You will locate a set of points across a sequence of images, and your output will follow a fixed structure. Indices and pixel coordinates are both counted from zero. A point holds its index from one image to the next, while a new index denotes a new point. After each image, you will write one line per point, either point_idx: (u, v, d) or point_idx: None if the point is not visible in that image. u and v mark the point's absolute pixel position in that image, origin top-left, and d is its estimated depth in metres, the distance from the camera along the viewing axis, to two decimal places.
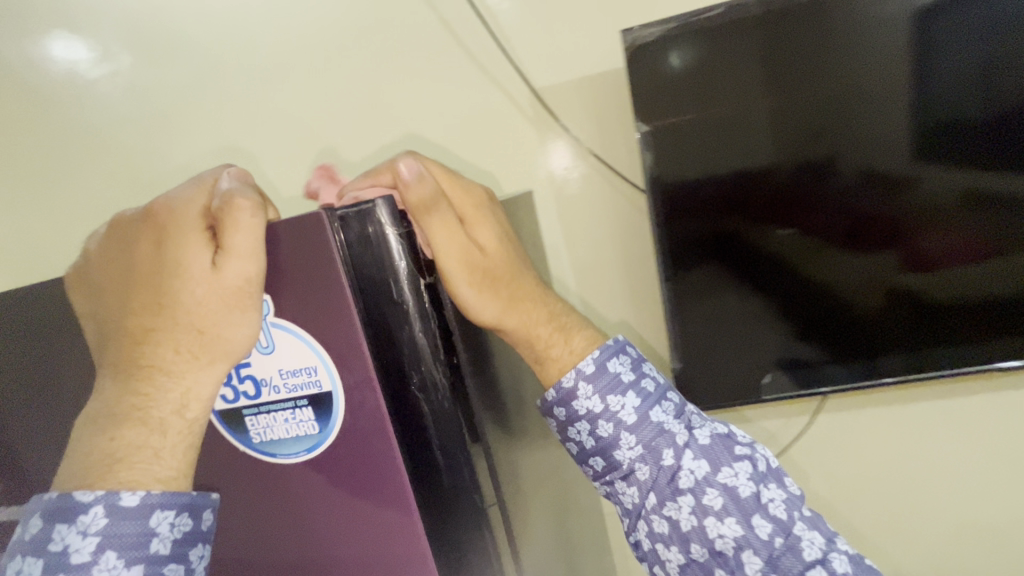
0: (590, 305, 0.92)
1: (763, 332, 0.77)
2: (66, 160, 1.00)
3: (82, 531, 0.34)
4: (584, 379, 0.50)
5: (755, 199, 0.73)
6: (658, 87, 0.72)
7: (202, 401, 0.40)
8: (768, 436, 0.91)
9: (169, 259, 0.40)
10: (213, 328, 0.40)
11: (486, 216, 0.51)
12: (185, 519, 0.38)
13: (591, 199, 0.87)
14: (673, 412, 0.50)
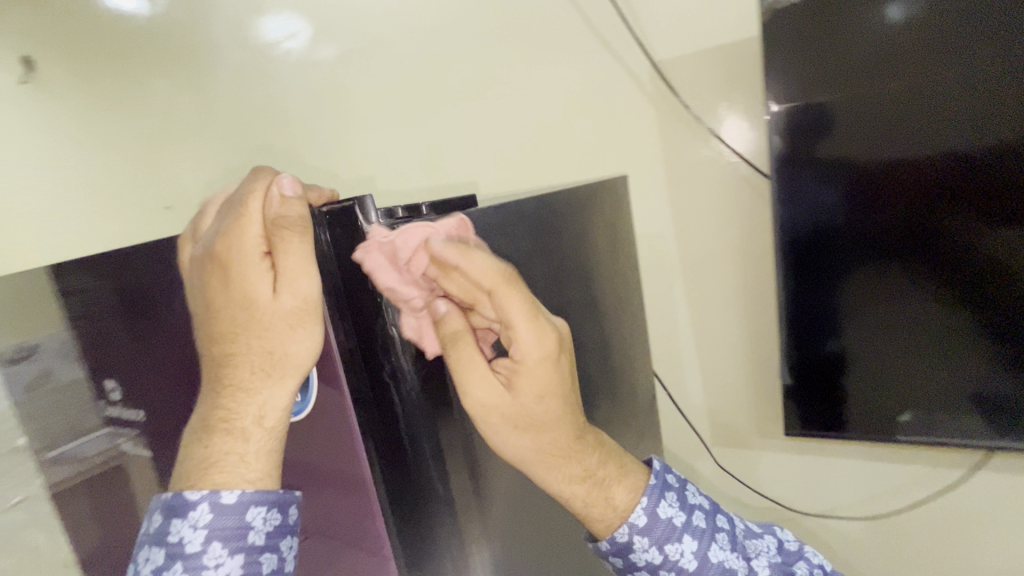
0: (694, 299, 0.86)
1: (902, 362, 0.68)
2: (255, 126, 1.22)
3: (191, 526, 0.36)
4: (640, 531, 0.45)
5: (904, 208, 0.63)
6: (815, 58, 0.63)
7: (278, 411, 0.40)
8: (901, 475, 0.81)
9: (236, 292, 0.39)
10: (280, 348, 0.39)
11: (543, 370, 0.43)
12: (276, 513, 0.39)
13: (706, 185, 0.81)
14: (727, 544, 0.47)
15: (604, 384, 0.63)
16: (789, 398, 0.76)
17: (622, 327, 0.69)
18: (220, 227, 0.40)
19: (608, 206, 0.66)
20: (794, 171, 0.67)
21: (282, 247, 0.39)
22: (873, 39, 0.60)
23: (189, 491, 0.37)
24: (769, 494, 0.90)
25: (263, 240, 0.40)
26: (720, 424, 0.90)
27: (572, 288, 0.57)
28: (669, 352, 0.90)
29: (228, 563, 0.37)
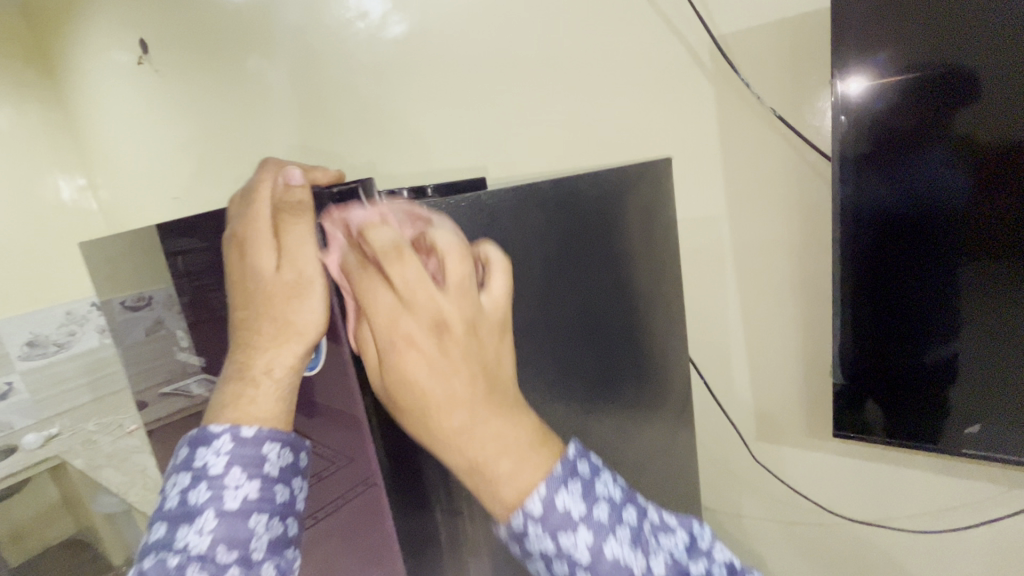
0: (745, 287, 0.83)
1: (971, 372, 0.63)
2: (328, 102, 1.29)
3: (215, 451, 0.39)
4: (533, 519, 0.35)
5: (990, 207, 0.58)
6: (905, 29, 0.58)
7: (287, 367, 0.41)
8: (973, 492, 0.74)
9: (248, 266, 0.42)
10: (282, 314, 0.40)
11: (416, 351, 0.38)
12: (288, 451, 0.41)
13: (766, 168, 0.76)
14: (630, 541, 0.36)
15: (632, 368, 0.63)
16: (842, 396, 0.73)
17: (658, 312, 0.68)
18: (241, 210, 0.43)
19: (649, 189, 0.65)
20: (866, 158, 0.63)
21: (286, 226, 0.42)
22: (972, 16, 0.55)
23: (216, 425, 0.40)
24: (815, 497, 0.86)
25: (271, 222, 0.42)
26: (766, 418, 0.87)
27: (602, 270, 0.57)
28: (715, 340, 0.88)
29: (247, 488, 0.39)
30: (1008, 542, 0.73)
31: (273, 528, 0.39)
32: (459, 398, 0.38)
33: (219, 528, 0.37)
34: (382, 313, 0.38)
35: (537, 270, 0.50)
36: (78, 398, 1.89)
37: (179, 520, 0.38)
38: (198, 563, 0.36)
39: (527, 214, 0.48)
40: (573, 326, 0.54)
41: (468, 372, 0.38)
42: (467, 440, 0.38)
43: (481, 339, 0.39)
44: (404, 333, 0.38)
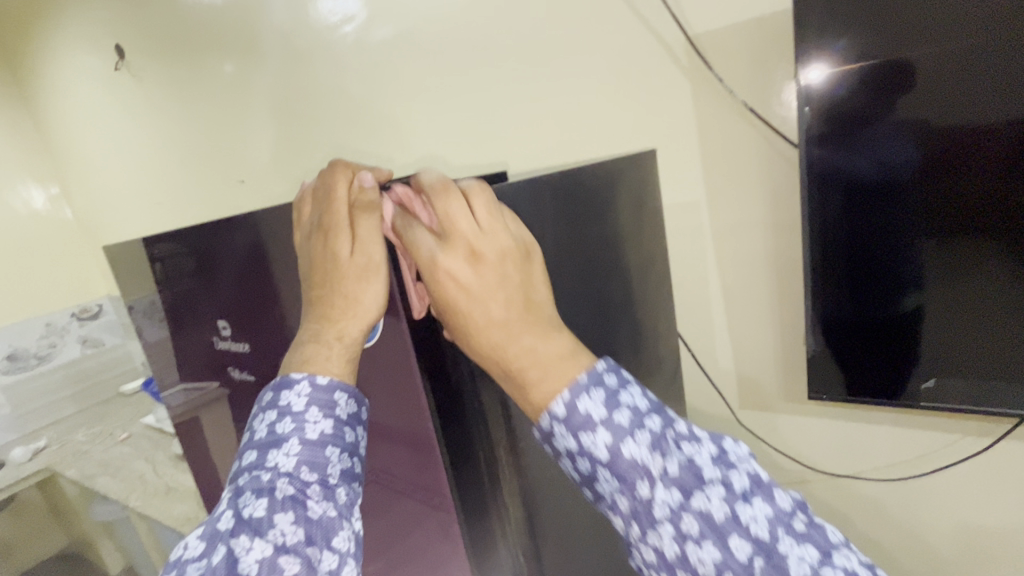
0: (725, 267, 0.90)
1: (924, 325, 0.71)
2: (314, 104, 1.32)
3: (297, 392, 0.46)
4: (559, 421, 0.42)
5: (932, 177, 0.67)
6: (855, 23, 0.65)
7: (352, 335, 0.48)
8: (932, 443, 0.83)
9: (325, 250, 0.50)
10: (352, 290, 0.48)
11: (450, 279, 0.46)
12: (354, 401, 0.48)
13: (741, 157, 0.83)
14: (649, 444, 0.40)
15: (629, 340, 0.69)
16: (820, 359, 0.80)
17: (650, 290, 0.75)
18: (321, 209, 0.51)
19: (637, 177, 0.71)
20: (829, 139, 0.71)
21: (362, 220, 0.50)
22: (926, 10, 0.62)
23: (295, 373, 0.47)
24: (798, 455, 0.94)
25: (346, 214, 0.50)
26: (749, 386, 0.94)
27: (600, 251, 0.63)
28: (700, 318, 0.95)
29: (324, 423, 0.46)
30: (962, 483, 0.82)
31: (344, 461, 0.46)
32: (496, 317, 0.46)
33: (303, 452, 0.44)
34: (426, 251, 0.47)
35: (548, 252, 0.55)
36: (63, 409, 1.88)
37: (268, 446, 0.44)
38: (286, 478, 0.42)
39: (540, 201, 0.55)
40: (578, 302, 0.59)
41: (502, 296, 0.46)
42: (504, 354, 0.45)
43: (507, 269, 0.47)
44: (442, 265, 0.46)
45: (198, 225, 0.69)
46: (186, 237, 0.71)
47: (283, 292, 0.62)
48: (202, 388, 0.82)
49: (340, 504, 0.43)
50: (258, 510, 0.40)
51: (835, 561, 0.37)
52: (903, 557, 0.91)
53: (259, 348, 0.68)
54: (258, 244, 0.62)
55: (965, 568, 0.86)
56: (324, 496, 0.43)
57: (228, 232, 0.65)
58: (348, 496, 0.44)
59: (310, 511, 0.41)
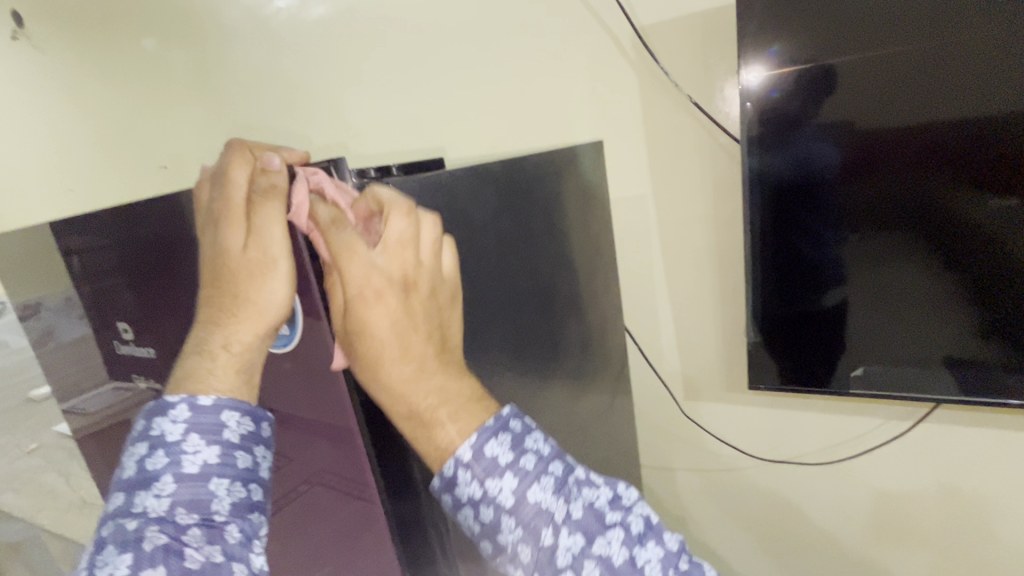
0: (670, 261, 0.91)
1: (849, 320, 0.75)
2: (245, 85, 1.22)
3: (172, 419, 0.40)
4: (464, 466, 0.41)
5: (858, 180, 0.69)
6: (790, 24, 0.66)
7: (243, 343, 0.43)
8: (859, 429, 0.87)
9: (216, 243, 0.44)
10: (244, 291, 0.43)
11: (377, 309, 0.43)
12: (249, 420, 0.43)
13: (685, 152, 0.84)
14: (554, 489, 0.42)
15: (576, 336, 0.68)
16: (756, 352, 0.82)
17: (596, 285, 0.74)
18: (214, 195, 0.45)
19: (583, 172, 0.70)
20: (765, 138, 0.72)
21: (260, 214, 0.44)
22: (852, 16, 0.64)
23: (172, 395, 0.41)
24: (736, 442, 0.97)
25: (243, 201, 0.44)
26: (692, 378, 0.96)
27: (546, 245, 0.61)
28: (645, 312, 0.96)
29: (207, 452, 0.40)
30: (884, 464, 0.88)
31: (235, 492, 0.41)
32: (413, 352, 0.44)
33: (180, 491, 0.39)
34: (360, 268, 0.43)
35: (490, 245, 0.53)
36: None
37: (137, 486, 0.39)
38: (158, 524, 0.37)
39: (480, 191, 0.52)
40: (524, 298, 0.57)
41: (424, 331, 0.45)
42: (413, 390, 0.43)
43: (435, 307, 0.46)
44: (375, 288, 0.43)
45: (107, 213, 0.63)
46: (95, 226, 0.65)
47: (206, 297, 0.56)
48: (123, 394, 0.76)
49: (230, 545, 0.39)
50: (119, 570, 0.35)
51: None
52: (830, 538, 0.96)
53: (172, 352, 0.64)
54: (172, 236, 0.57)
55: (885, 545, 0.92)
56: (206, 540, 0.38)
57: (142, 223, 0.60)
58: (241, 532, 0.40)
59: (187, 561, 0.37)
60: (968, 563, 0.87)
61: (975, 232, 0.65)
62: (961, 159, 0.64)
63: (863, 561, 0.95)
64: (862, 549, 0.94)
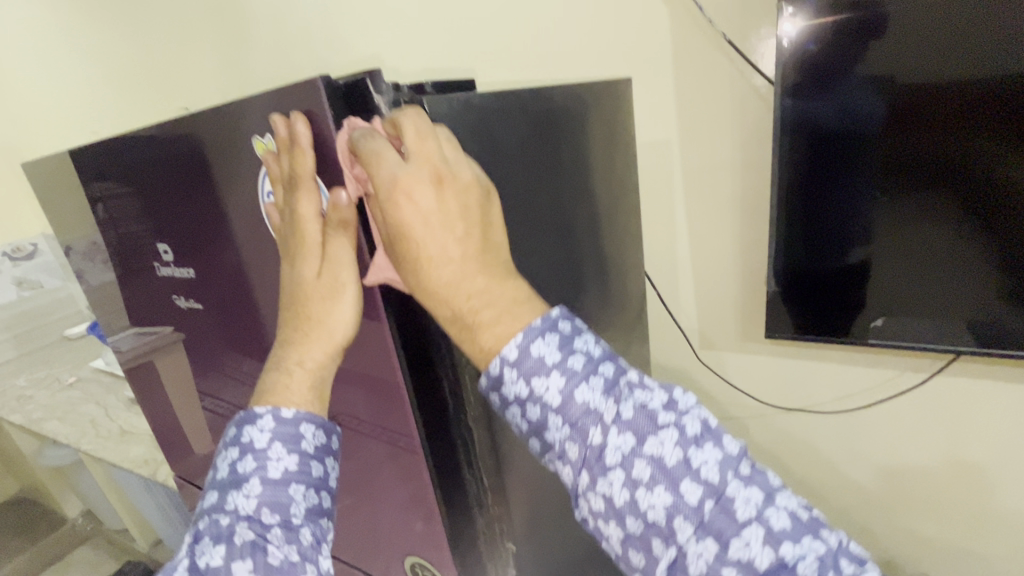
0: (696, 211, 0.90)
1: (872, 276, 0.74)
2: (256, 20, 1.20)
3: (260, 428, 0.45)
4: (509, 364, 0.41)
5: (893, 134, 0.67)
6: None
7: (316, 361, 0.47)
8: (877, 380, 0.88)
9: (292, 275, 0.47)
10: (314, 314, 0.47)
11: (405, 207, 0.42)
12: (322, 432, 0.47)
13: (716, 95, 0.81)
14: (602, 390, 0.40)
15: (597, 276, 0.68)
16: (774, 303, 0.82)
17: (619, 231, 0.74)
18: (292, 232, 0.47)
19: (609, 113, 0.68)
20: (799, 88, 0.69)
21: (328, 235, 0.46)
22: None
23: (258, 406, 0.46)
24: (750, 391, 0.99)
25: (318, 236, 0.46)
26: (711, 329, 0.97)
27: (571, 181, 0.61)
28: (668, 263, 0.96)
29: (287, 460, 0.44)
30: (897, 415, 0.89)
31: (309, 498, 0.45)
32: (451, 255, 0.42)
33: (265, 493, 0.43)
34: (388, 174, 0.41)
35: (518, 175, 0.52)
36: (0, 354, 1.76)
37: (229, 486, 0.44)
38: (246, 521, 0.42)
39: (510, 116, 0.51)
40: (548, 232, 0.57)
41: (460, 230, 0.43)
42: (455, 293, 0.43)
43: (471, 204, 0.44)
44: (403, 188, 0.41)
45: (129, 135, 0.62)
46: (119, 151, 0.64)
47: (239, 241, 0.55)
48: (152, 334, 0.78)
49: (304, 546, 0.43)
50: (215, 560, 0.40)
51: (779, 502, 0.38)
52: (836, 483, 1.00)
53: (208, 273, 0.61)
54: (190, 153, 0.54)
55: (889, 490, 0.95)
56: (285, 539, 0.42)
57: (165, 140, 0.57)
58: (313, 535, 0.44)
59: (270, 557, 0.41)
60: (971, 507, 0.90)
61: (1014, 187, 0.63)
62: (1005, 113, 0.61)
63: (865, 504, 0.98)
64: (867, 493, 0.97)
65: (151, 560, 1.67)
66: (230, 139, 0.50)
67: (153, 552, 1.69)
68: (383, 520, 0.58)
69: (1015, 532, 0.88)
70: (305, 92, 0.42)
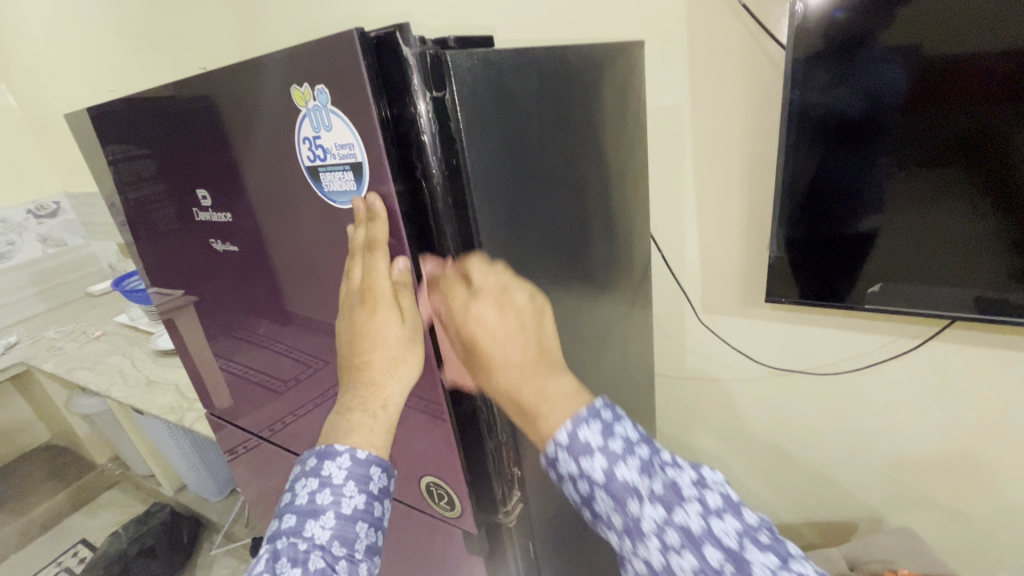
0: (704, 177, 0.91)
1: (875, 247, 0.77)
2: None
3: (339, 464, 0.47)
4: (559, 444, 0.43)
5: (913, 106, 0.68)
6: None
7: (395, 402, 0.50)
8: (873, 344, 0.91)
9: (368, 326, 0.49)
10: (399, 357, 0.50)
11: (474, 325, 0.48)
12: (387, 474, 0.50)
13: (729, 61, 0.82)
14: (639, 468, 0.42)
15: (603, 233, 0.71)
16: (779, 267, 0.85)
17: (626, 194, 0.76)
18: (369, 287, 0.49)
19: (620, 78, 0.70)
20: (821, 56, 0.70)
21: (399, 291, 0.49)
22: None
23: (338, 444, 0.48)
24: (751, 353, 1.02)
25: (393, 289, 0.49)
26: (714, 294, 1.00)
27: (582, 141, 0.63)
28: (675, 228, 0.98)
29: (358, 499, 0.48)
30: (890, 379, 0.93)
31: (370, 535, 0.48)
32: (514, 358, 0.47)
33: (337, 527, 0.46)
34: (461, 304, 0.49)
35: (531, 129, 0.55)
36: (28, 307, 1.84)
37: (306, 514, 0.46)
38: (320, 551, 0.45)
39: (525, 73, 0.53)
40: (557, 186, 0.60)
41: (521, 340, 0.48)
42: (517, 390, 0.47)
43: (526, 320, 0.50)
44: (474, 312, 0.48)
45: (143, 95, 0.64)
46: (136, 110, 0.67)
47: (254, 200, 0.57)
48: (172, 292, 0.82)
49: None
50: None
51: (793, 568, 0.39)
52: (827, 443, 1.04)
53: (246, 216, 0.60)
54: (208, 110, 0.57)
55: (877, 450, 1.00)
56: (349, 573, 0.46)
57: (183, 97, 0.59)
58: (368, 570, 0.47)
59: None
60: (954, 468, 0.94)
61: None
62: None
63: (853, 462, 1.03)
64: (856, 452, 1.02)
65: (174, 501, 1.80)
66: (241, 87, 0.51)
67: (178, 495, 1.80)
68: (400, 454, 0.63)
69: (994, 492, 0.92)
70: (338, 44, 0.42)
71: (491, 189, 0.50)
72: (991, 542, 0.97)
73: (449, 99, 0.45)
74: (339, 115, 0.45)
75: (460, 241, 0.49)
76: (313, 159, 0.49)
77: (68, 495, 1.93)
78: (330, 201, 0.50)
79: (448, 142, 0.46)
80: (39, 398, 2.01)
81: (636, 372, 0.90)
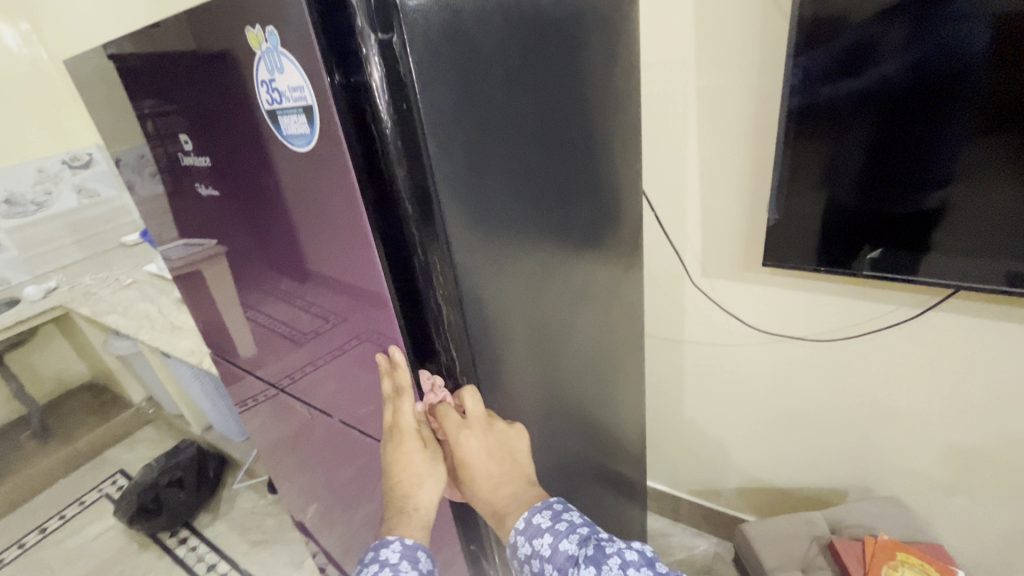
0: (704, 138, 0.89)
1: (937, 223, 0.72)
2: None
3: (393, 548, 0.55)
4: (519, 531, 0.56)
5: (999, 69, 0.61)
6: None
7: (425, 510, 0.58)
8: (880, 314, 0.88)
9: (397, 454, 0.59)
10: (420, 477, 0.59)
11: (465, 441, 0.57)
12: (432, 560, 0.57)
13: (737, 15, 0.78)
14: (579, 541, 0.54)
15: (588, 194, 0.71)
16: (773, 232, 0.85)
17: (617, 154, 0.76)
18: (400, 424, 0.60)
19: (613, 31, 0.68)
20: (899, 11, 0.64)
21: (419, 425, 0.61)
22: None
23: (389, 536, 0.56)
24: (747, 320, 1.02)
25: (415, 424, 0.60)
26: (711, 259, 0.99)
27: (565, 95, 0.63)
28: (674, 192, 0.97)
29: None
30: (885, 350, 0.91)
31: None
32: (491, 474, 0.58)
33: None
34: (454, 428, 0.58)
35: (499, 79, 0.54)
36: (66, 254, 1.95)
37: None
38: None
39: (489, 18, 0.51)
40: (528, 142, 0.59)
41: (500, 461, 0.59)
42: (495, 495, 0.59)
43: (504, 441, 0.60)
44: (465, 431, 0.58)
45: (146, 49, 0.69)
46: (138, 63, 0.72)
47: (238, 145, 0.63)
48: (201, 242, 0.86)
49: None
50: None
51: None
52: (818, 410, 1.05)
53: (227, 161, 0.67)
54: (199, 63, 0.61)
55: (868, 420, 1.00)
56: None
57: (177, 50, 0.63)
58: None
59: None
60: (944, 440, 0.94)
61: None
62: None
63: (844, 431, 1.04)
64: (848, 421, 1.02)
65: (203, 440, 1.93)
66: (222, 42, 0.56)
67: (206, 433, 1.94)
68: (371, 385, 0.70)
69: (983, 465, 0.92)
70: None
71: (450, 139, 0.50)
72: (976, 513, 0.97)
73: (397, 43, 0.45)
74: (289, 58, 0.47)
75: (412, 187, 0.49)
76: (271, 101, 0.52)
77: (100, 430, 2.04)
78: (289, 143, 0.54)
79: (397, 88, 0.46)
80: (79, 337, 2.16)
81: (625, 333, 0.91)
